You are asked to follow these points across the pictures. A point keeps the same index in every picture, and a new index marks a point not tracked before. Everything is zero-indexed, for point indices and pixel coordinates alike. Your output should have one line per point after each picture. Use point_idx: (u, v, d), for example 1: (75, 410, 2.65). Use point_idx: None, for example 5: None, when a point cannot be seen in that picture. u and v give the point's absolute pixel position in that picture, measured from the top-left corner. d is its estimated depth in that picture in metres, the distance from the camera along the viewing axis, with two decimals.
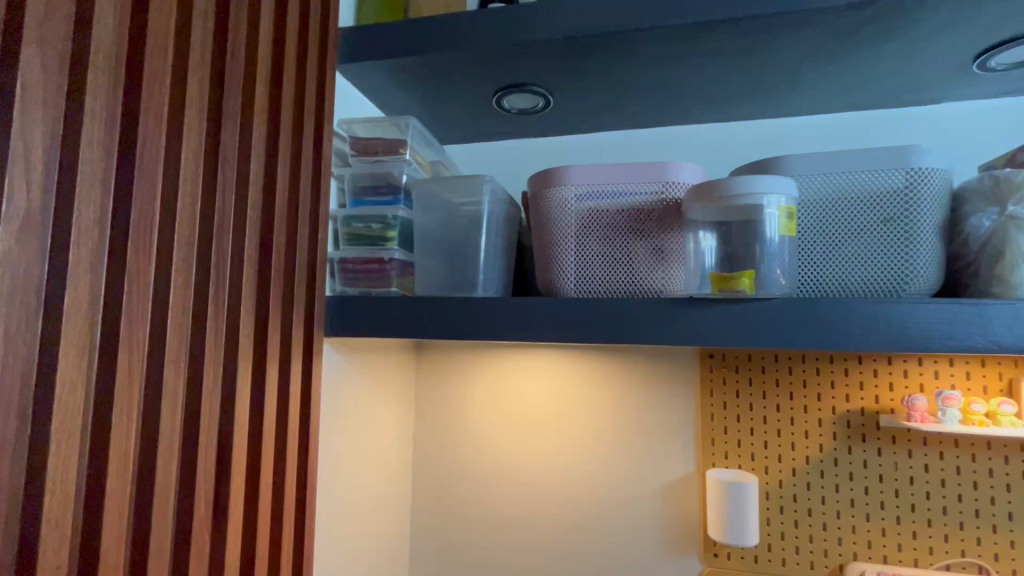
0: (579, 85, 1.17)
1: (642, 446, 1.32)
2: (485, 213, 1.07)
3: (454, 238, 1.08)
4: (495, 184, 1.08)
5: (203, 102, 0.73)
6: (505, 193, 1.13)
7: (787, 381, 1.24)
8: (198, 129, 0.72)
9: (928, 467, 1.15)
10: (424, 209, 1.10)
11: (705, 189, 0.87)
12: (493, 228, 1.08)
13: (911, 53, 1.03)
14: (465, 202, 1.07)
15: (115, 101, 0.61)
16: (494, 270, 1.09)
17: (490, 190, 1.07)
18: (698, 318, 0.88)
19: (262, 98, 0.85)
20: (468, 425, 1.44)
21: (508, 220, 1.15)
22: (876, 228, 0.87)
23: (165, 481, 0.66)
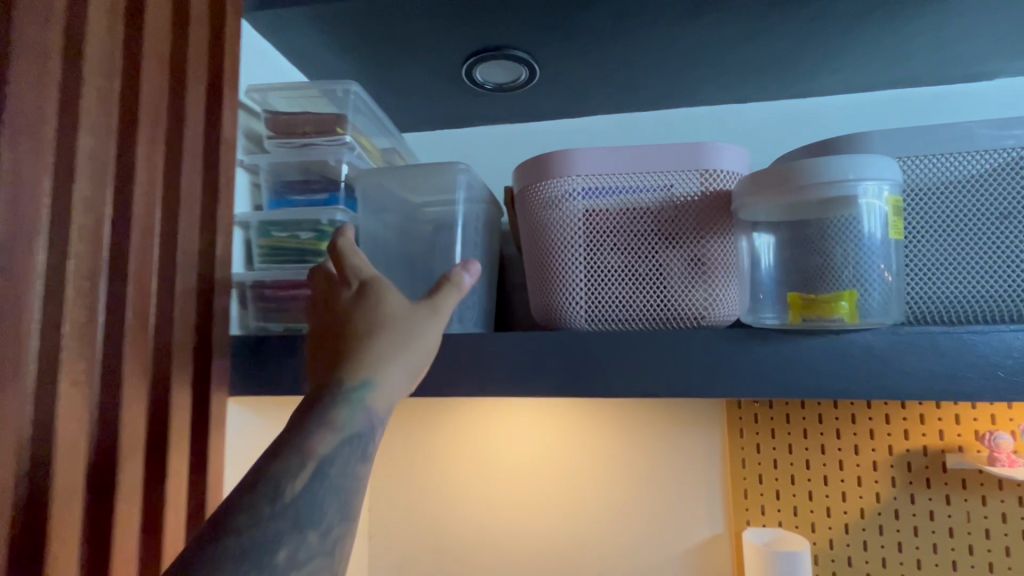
0: (569, 52, 0.92)
1: (658, 503, 1.06)
2: (463, 218, 0.78)
3: (421, 253, 0.79)
4: (475, 180, 0.80)
5: None
6: (486, 191, 0.85)
7: (832, 416, 1.01)
8: None
9: (1006, 516, 0.94)
10: (377, 213, 0.80)
11: (775, 176, 0.61)
12: (473, 239, 0.80)
13: (969, 11, 0.84)
14: (433, 203, 0.79)
15: None
16: (475, 295, 0.80)
17: (469, 186, 0.79)
18: (766, 358, 0.64)
19: (106, 48, 0.56)
20: (435, 482, 1.15)
21: (490, 226, 0.87)
22: (995, 232, 0.60)
23: None
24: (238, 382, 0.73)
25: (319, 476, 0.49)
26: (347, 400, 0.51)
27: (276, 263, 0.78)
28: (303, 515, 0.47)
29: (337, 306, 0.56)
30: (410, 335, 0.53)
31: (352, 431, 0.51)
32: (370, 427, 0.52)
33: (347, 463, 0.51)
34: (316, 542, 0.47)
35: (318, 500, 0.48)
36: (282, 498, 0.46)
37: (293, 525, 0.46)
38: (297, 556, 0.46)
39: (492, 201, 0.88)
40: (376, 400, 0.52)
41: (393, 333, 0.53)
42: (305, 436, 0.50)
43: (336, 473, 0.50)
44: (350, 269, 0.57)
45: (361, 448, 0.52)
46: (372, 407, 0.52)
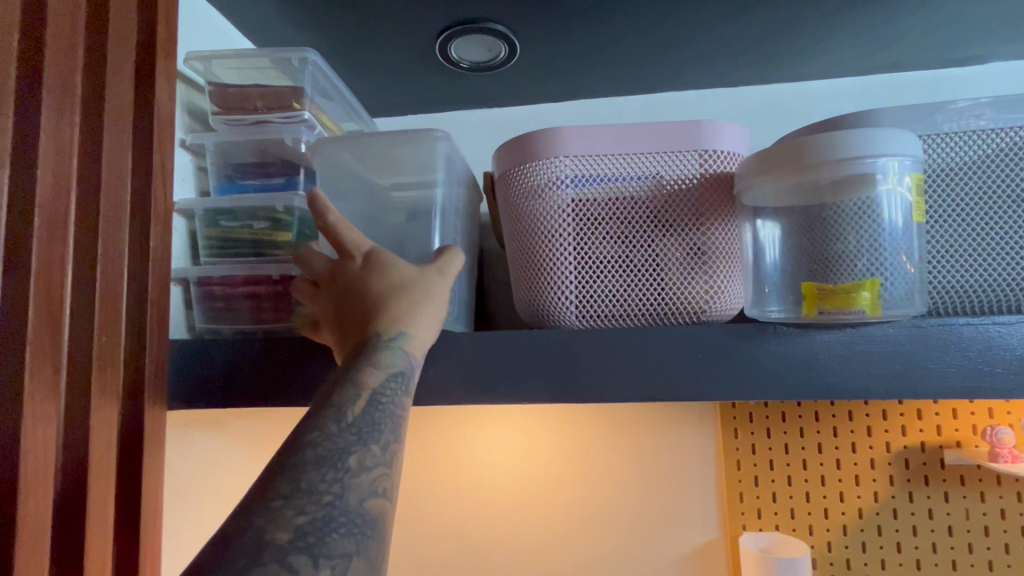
0: (551, 31, 0.85)
1: (648, 509, 1.00)
2: (443, 200, 0.69)
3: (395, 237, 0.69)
4: (454, 154, 0.71)
5: None
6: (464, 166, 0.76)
7: (828, 414, 0.97)
8: None
9: (1004, 512, 0.91)
10: (342, 189, 0.70)
11: (787, 153, 0.56)
12: (452, 226, 0.71)
13: None
14: (408, 181, 0.69)
15: None
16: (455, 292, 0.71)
17: (448, 162, 0.69)
18: (775, 354, 0.59)
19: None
20: (413, 492, 1.07)
21: (469, 216, 0.79)
22: (1017, 215, 0.55)
23: None
24: (180, 393, 0.64)
25: (374, 402, 0.53)
26: (387, 345, 0.55)
27: (227, 258, 0.69)
28: (366, 431, 0.51)
29: (348, 281, 0.58)
30: (432, 290, 0.58)
31: (396, 369, 0.55)
32: (411, 369, 0.56)
33: (397, 396, 0.54)
34: (379, 455, 0.51)
35: (377, 420, 0.52)
36: (346, 419, 0.51)
37: (357, 440, 0.50)
38: (364, 463, 0.50)
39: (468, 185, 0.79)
40: (414, 346, 0.57)
41: (418, 290, 0.58)
42: (354, 374, 0.54)
43: (388, 401, 0.53)
44: (350, 241, 0.58)
45: (406, 385, 0.56)
46: (410, 352, 0.56)
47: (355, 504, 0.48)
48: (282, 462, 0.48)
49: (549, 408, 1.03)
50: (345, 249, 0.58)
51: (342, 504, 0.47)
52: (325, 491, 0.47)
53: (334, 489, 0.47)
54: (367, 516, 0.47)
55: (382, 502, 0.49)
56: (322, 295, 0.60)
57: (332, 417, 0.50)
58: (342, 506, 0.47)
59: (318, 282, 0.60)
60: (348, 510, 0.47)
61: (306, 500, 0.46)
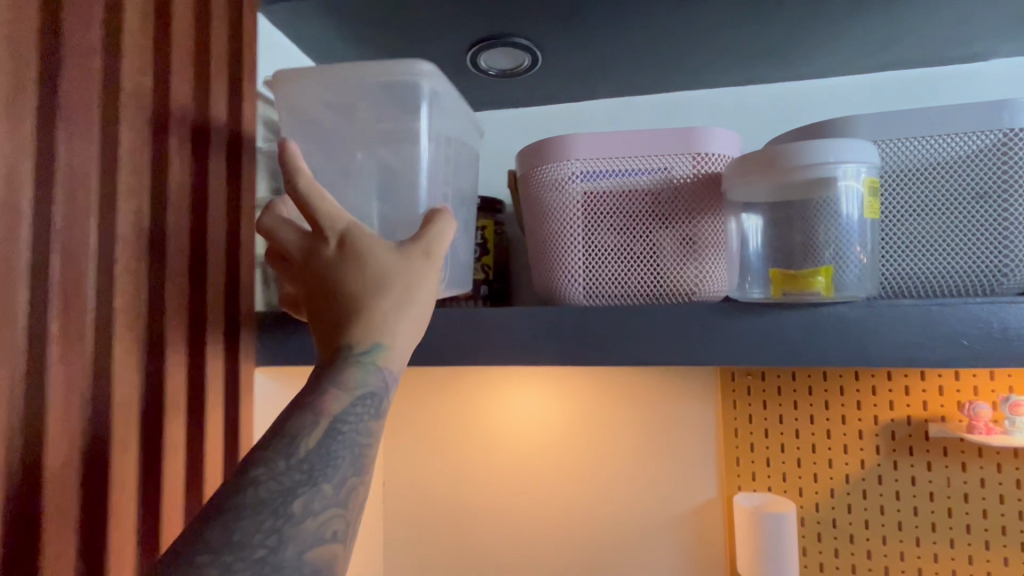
0: (568, 43, 0.96)
1: (654, 469, 1.13)
2: (428, 142, 0.71)
3: (380, 178, 0.71)
4: (443, 91, 0.72)
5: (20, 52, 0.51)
6: (461, 104, 0.77)
7: (821, 388, 1.06)
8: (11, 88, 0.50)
9: (984, 481, 0.99)
10: (327, 130, 0.72)
11: (762, 158, 0.65)
12: (442, 174, 0.73)
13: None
14: (392, 114, 0.71)
15: None
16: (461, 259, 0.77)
17: (431, 99, 0.70)
18: (751, 329, 0.69)
19: (134, 48, 0.61)
20: (449, 450, 1.22)
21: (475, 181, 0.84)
22: (971, 209, 0.67)
23: None
24: (264, 352, 0.80)
25: (333, 432, 0.51)
26: (357, 363, 0.54)
27: None
28: (318, 468, 0.49)
29: (326, 269, 0.56)
30: (410, 282, 0.56)
31: (366, 390, 0.54)
32: (382, 388, 0.56)
33: (361, 421, 0.54)
34: (330, 495, 0.49)
35: (333, 453, 0.51)
36: (298, 452, 0.49)
37: (306, 478, 0.48)
38: (311, 506, 0.48)
39: (468, 129, 0.81)
40: (387, 361, 0.56)
41: (396, 283, 0.56)
42: (318, 398, 0.53)
43: (348, 430, 0.52)
44: (329, 224, 0.57)
45: (375, 406, 0.55)
46: (381, 369, 0.55)
47: (294, 555, 0.45)
48: (222, 499, 0.46)
49: (567, 376, 1.16)
50: (321, 230, 0.57)
51: (278, 557, 0.44)
52: (260, 543, 0.44)
53: (270, 540, 0.45)
54: (308, 566, 0.46)
55: (329, 548, 0.47)
56: (302, 277, 0.59)
57: (283, 451, 0.49)
58: (276, 559, 0.44)
59: (298, 264, 0.59)
60: (283, 564, 0.45)
61: (237, 555, 0.43)
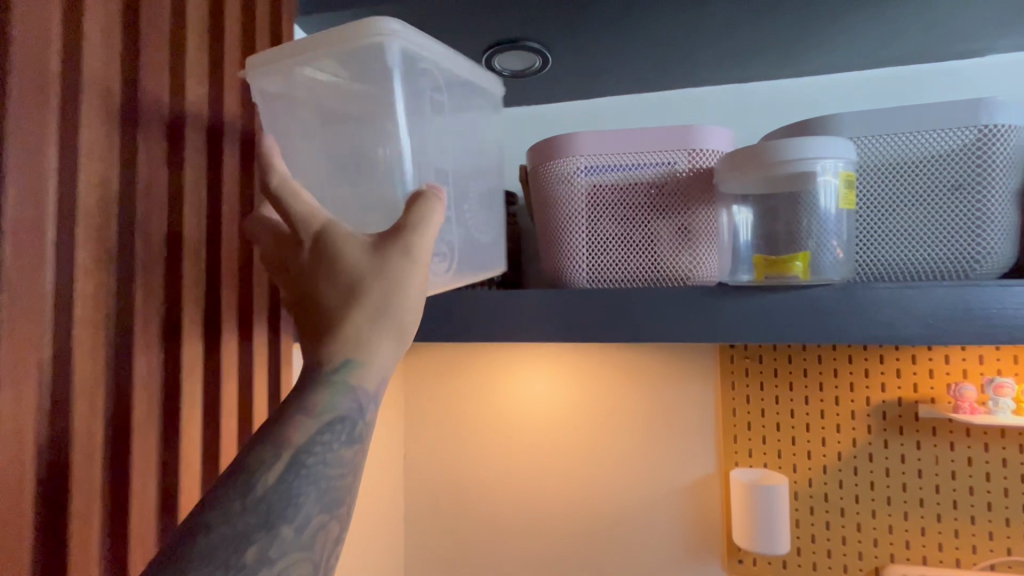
0: (578, 46, 1.03)
1: (657, 444, 1.20)
2: (405, 116, 0.63)
3: (354, 157, 0.64)
4: (423, 56, 0.64)
5: (108, 69, 0.59)
6: (454, 71, 0.69)
7: (816, 371, 1.12)
8: (103, 100, 0.59)
9: (971, 460, 1.04)
10: (301, 118, 0.66)
11: (748, 155, 0.72)
12: (429, 151, 0.66)
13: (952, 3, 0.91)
14: (361, 92, 0.63)
15: None
16: (477, 242, 0.76)
17: (407, 67, 0.63)
18: (738, 309, 0.75)
19: (193, 61, 0.69)
20: (466, 426, 1.31)
21: (490, 161, 0.79)
22: (944, 202, 0.73)
23: (85, 524, 0.55)
24: None
25: (296, 465, 0.50)
26: (326, 385, 0.52)
27: None
28: (276, 509, 0.47)
29: (303, 271, 0.55)
30: (385, 285, 0.52)
31: (336, 413, 0.53)
32: (355, 410, 0.54)
33: (330, 448, 0.52)
34: (291, 537, 0.48)
35: (295, 490, 0.49)
36: (256, 491, 0.47)
37: (263, 521, 0.47)
38: (270, 552, 0.46)
39: (472, 101, 0.74)
40: (361, 379, 0.54)
41: (370, 287, 0.52)
42: (282, 428, 0.51)
43: (313, 461, 0.50)
44: (301, 222, 0.55)
45: (347, 430, 0.53)
46: (353, 390, 0.53)
47: None
48: (171, 548, 0.44)
49: (576, 355, 1.26)
50: (296, 230, 0.55)
51: None
52: None
53: None
54: None
55: None
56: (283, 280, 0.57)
57: (239, 492, 0.47)
58: None
59: (280, 268, 0.58)
60: None
61: None
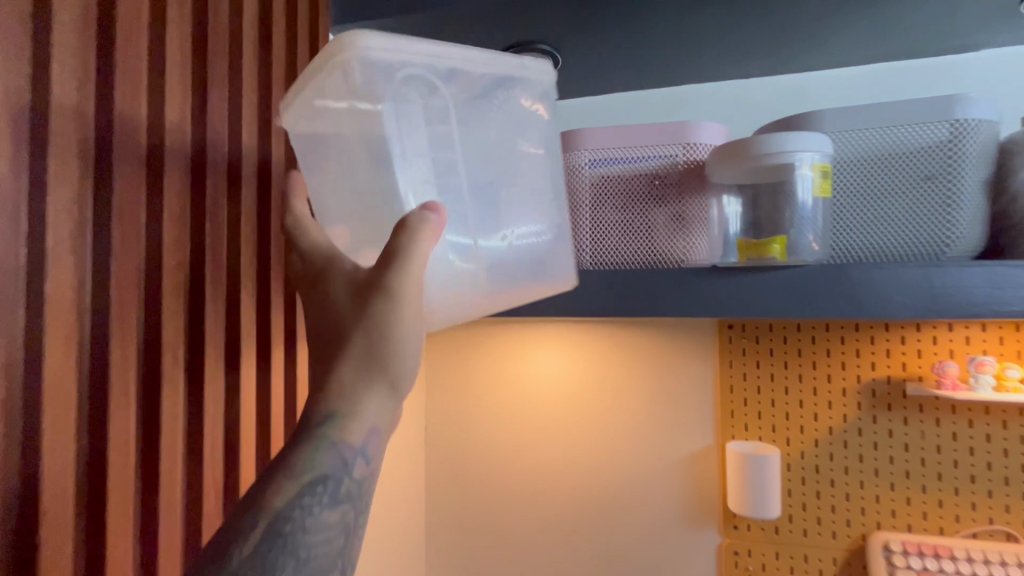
0: (588, 47, 1.10)
1: (659, 417, 1.29)
2: (391, 138, 0.58)
3: (350, 184, 0.62)
4: (406, 68, 0.58)
5: (184, 78, 0.69)
6: (456, 74, 0.61)
7: (809, 350, 1.19)
8: (181, 104, 0.69)
9: (956, 435, 1.11)
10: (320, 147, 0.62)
11: (732, 149, 0.80)
12: (427, 172, 0.62)
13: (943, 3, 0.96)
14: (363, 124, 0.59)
15: (84, 81, 0.58)
16: (527, 268, 0.70)
17: (389, 85, 0.58)
18: (725, 287, 0.83)
19: (249, 68, 0.79)
20: (481, 399, 1.42)
21: (538, 176, 0.69)
22: (917, 191, 0.81)
23: (170, 461, 0.65)
24: None
25: (275, 529, 0.54)
26: (307, 448, 0.56)
27: None
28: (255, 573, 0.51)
29: (309, 310, 0.58)
30: (367, 337, 0.54)
31: (316, 474, 0.57)
32: (337, 468, 0.57)
33: (311, 509, 0.56)
34: None
35: (273, 554, 0.53)
36: (236, 557, 0.52)
37: None
38: None
39: (495, 100, 0.64)
40: (344, 436, 0.57)
41: (352, 343, 0.55)
42: (263, 496, 0.55)
43: (292, 525, 0.54)
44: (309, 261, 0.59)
45: (329, 491, 0.57)
46: (334, 448, 0.57)
47: None
48: None
49: (584, 335, 1.35)
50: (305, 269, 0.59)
51: None
52: None
53: None
54: None
55: None
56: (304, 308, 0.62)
57: (217, 560, 0.51)
58: None
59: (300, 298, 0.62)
60: None
61: None
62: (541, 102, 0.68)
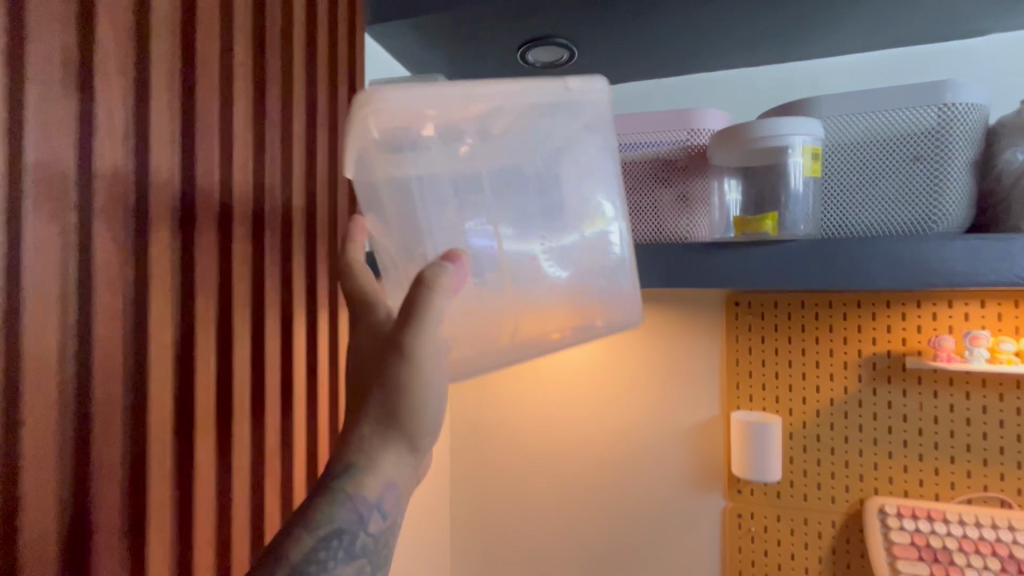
0: (605, 38, 1.17)
1: (670, 389, 1.38)
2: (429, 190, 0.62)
3: (400, 214, 0.64)
4: (438, 113, 0.60)
5: (249, 72, 0.77)
6: (488, 113, 0.62)
7: (813, 326, 1.26)
8: (246, 97, 0.77)
9: (953, 406, 1.16)
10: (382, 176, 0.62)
11: (726, 134, 0.88)
12: (451, 213, 0.64)
13: None
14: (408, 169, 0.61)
15: (173, 74, 0.66)
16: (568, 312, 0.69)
17: (419, 131, 0.60)
18: (723, 261, 0.91)
19: (299, 64, 0.88)
20: (501, 372, 1.51)
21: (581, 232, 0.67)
22: (906, 171, 0.87)
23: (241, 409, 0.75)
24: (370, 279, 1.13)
25: None
26: (326, 500, 0.55)
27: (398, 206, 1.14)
28: None
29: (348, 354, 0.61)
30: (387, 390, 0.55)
31: (334, 527, 0.55)
32: (353, 522, 0.56)
33: (328, 560, 0.54)
34: None
35: None
36: None
37: None
38: None
39: (539, 135, 0.65)
40: (360, 493, 0.56)
41: (372, 396, 0.56)
42: (281, 544, 0.53)
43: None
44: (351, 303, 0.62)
45: (345, 544, 0.56)
46: (351, 502, 0.56)
47: None
48: None
49: None
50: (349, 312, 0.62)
51: None
52: None
53: None
54: None
55: None
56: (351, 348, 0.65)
57: None
58: None
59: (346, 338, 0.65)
60: None
61: None
62: (590, 130, 0.66)
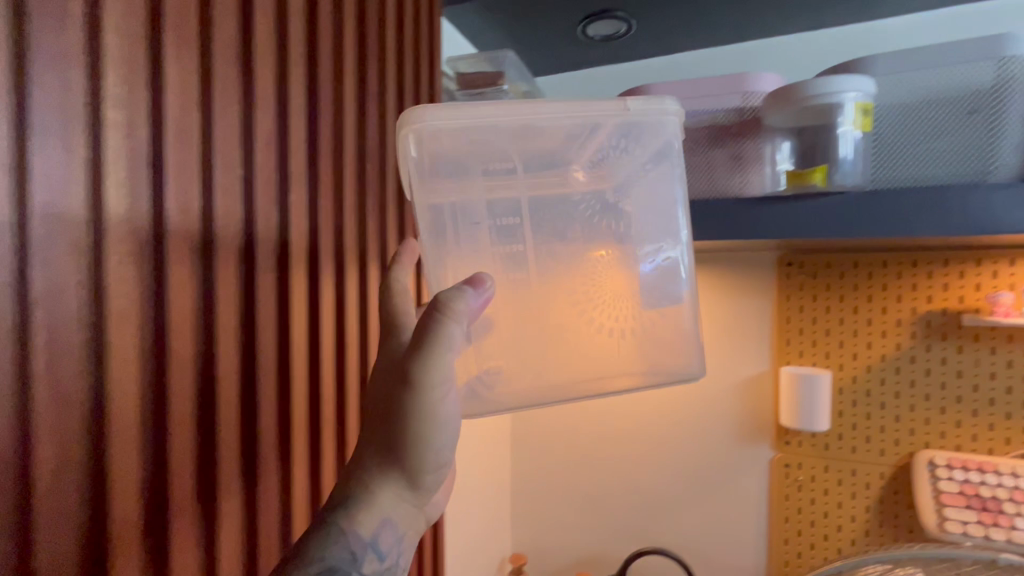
0: (664, 10, 1.23)
1: (722, 346, 1.45)
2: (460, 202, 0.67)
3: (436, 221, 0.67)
4: (483, 129, 0.66)
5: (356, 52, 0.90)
6: (551, 140, 0.68)
7: (866, 285, 1.29)
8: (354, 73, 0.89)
9: (1011, 363, 1.18)
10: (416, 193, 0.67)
11: (778, 94, 0.95)
12: (483, 233, 0.68)
13: None
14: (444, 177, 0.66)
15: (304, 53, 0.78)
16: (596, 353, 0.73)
17: (462, 146, 0.66)
18: (775, 214, 0.98)
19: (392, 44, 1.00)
20: None
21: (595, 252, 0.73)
22: (961, 125, 0.90)
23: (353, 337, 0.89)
24: None
25: None
26: (326, 534, 0.61)
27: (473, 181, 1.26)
28: None
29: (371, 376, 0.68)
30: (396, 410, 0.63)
31: (330, 562, 0.60)
32: (347, 558, 0.61)
33: None
34: None
35: None
36: None
37: None
38: None
39: (592, 159, 0.70)
40: (359, 528, 0.62)
41: (381, 418, 0.63)
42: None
43: None
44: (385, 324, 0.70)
45: None
46: (348, 539, 0.61)
47: None
48: None
49: None
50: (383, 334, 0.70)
51: None
52: None
53: None
54: None
55: None
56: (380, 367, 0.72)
57: None
58: None
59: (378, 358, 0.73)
60: None
61: None
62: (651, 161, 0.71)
